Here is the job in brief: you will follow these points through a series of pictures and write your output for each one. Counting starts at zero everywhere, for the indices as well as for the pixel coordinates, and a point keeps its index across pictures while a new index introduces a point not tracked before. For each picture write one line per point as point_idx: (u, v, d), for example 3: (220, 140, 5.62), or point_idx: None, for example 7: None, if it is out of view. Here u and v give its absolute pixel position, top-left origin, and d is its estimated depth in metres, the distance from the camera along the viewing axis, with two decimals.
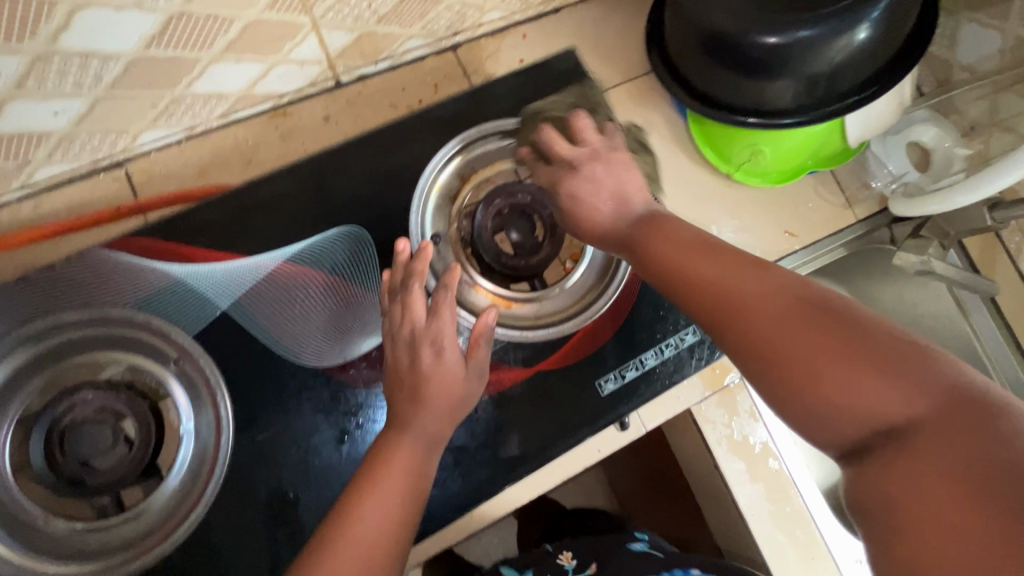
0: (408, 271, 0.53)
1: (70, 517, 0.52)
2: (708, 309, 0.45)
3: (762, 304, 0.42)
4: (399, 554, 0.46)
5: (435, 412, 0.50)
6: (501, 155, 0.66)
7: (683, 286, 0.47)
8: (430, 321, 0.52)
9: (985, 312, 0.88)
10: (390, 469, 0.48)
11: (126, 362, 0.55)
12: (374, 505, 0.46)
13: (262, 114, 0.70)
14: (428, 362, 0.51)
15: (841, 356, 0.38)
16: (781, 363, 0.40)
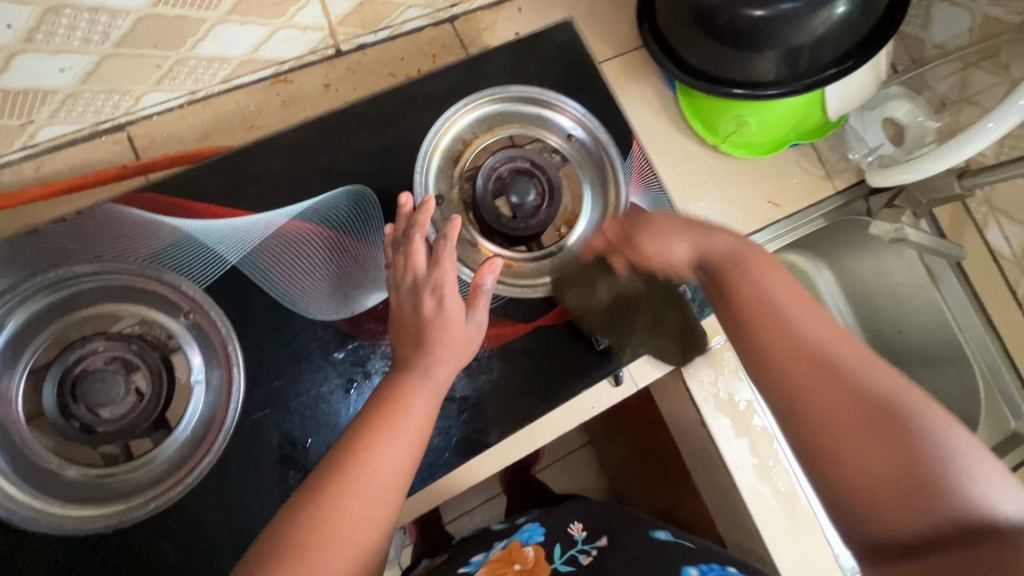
0: (411, 223, 0.55)
1: (85, 463, 0.54)
2: (767, 375, 0.47)
3: (837, 392, 0.44)
4: (401, 481, 0.47)
5: (435, 355, 0.52)
6: (501, 120, 0.68)
7: (760, 353, 0.49)
8: (431, 270, 0.54)
9: (954, 280, 0.94)
10: (398, 403, 0.49)
11: (137, 314, 0.57)
12: (379, 436, 0.47)
13: (263, 80, 0.71)
14: (431, 309, 0.52)
15: (901, 455, 0.41)
16: (831, 450, 0.43)
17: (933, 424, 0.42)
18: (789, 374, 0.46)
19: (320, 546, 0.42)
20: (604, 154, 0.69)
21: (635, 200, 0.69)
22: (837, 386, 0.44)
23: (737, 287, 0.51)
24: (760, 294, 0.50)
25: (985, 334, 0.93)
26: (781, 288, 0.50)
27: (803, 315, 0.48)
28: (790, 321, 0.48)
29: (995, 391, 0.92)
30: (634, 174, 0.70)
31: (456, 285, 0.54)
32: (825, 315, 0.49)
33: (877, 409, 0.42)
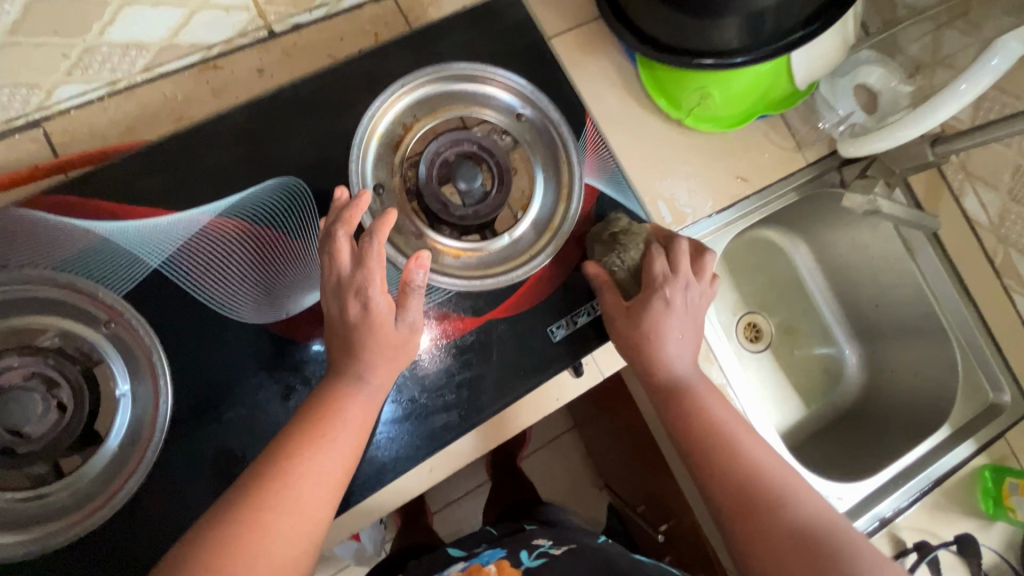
0: (338, 217, 0.51)
1: (5, 487, 0.50)
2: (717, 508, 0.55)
3: (737, 460, 0.55)
4: (331, 492, 0.46)
5: (371, 362, 0.50)
6: (444, 102, 0.64)
7: (697, 464, 0.57)
8: (356, 270, 0.50)
9: (931, 251, 0.90)
10: (334, 410, 0.48)
11: (54, 327, 0.53)
12: (307, 448, 0.46)
13: (189, 67, 0.66)
14: (356, 313, 0.49)
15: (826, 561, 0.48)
16: (741, 512, 0.53)
17: (794, 487, 0.54)
18: (725, 508, 0.54)
19: (238, 562, 0.40)
20: (557, 134, 0.65)
21: (590, 180, 0.65)
22: (718, 473, 0.55)
23: (692, 406, 0.58)
24: (707, 418, 0.58)
25: (964, 307, 0.90)
26: (687, 359, 0.60)
27: (719, 409, 0.59)
28: (713, 411, 0.58)
29: (973, 363, 0.90)
30: (588, 153, 0.66)
31: (385, 285, 0.50)
32: (733, 407, 0.60)
33: (749, 483, 0.54)
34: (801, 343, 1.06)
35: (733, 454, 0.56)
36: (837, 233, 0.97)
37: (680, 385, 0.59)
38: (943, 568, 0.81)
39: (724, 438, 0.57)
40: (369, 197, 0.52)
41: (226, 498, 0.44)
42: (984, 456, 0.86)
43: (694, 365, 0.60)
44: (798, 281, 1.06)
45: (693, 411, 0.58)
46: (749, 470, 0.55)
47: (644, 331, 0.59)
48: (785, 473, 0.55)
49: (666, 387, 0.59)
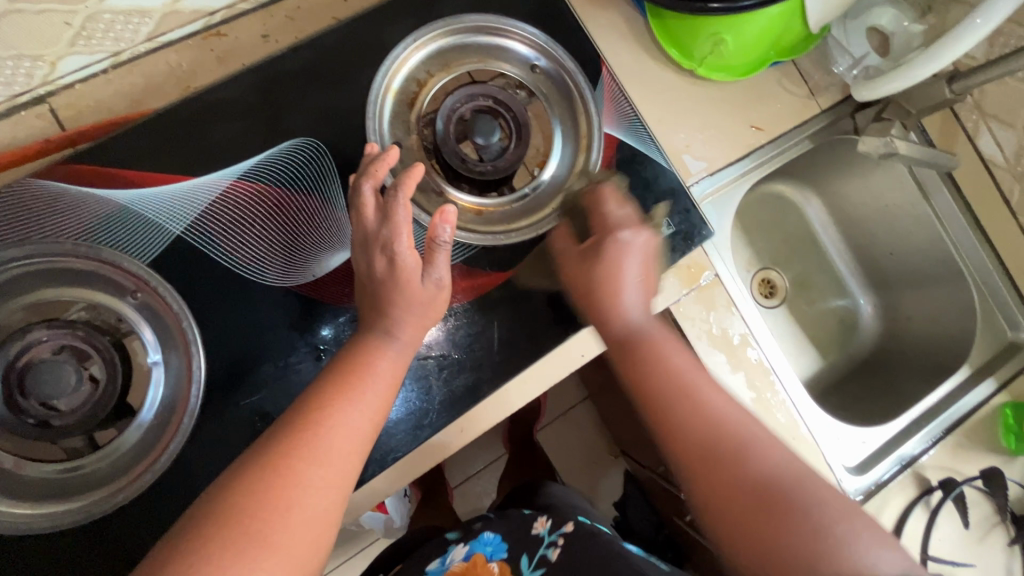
0: (365, 171, 0.51)
1: (44, 459, 0.50)
2: (653, 398, 0.57)
3: (698, 418, 0.55)
4: (359, 445, 0.46)
5: (397, 319, 0.50)
6: (458, 56, 0.63)
7: (651, 411, 0.57)
8: (381, 225, 0.50)
9: (947, 193, 0.90)
10: (365, 364, 0.48)
11: (81, 299, 0.52)
12: (337, 400, 0.46)
13: (192, 34, 0.65)
14: (382, 267, 0.50)
15: (795, 515, 0.49)
16: (703, 462, 0.53)
17: (776, 452, 0.54)
18: (684, 462, 0.54)
19: (263, 513, 0.40)
20: (572, 84, 0.64)
21: (609, 129, 0.64)
22: (659, 402, 0.56)
23: (674, 408, 0.56)
24: (666, 368, 0.57)
25: (981, 248, 0.90)
26: (637, 310, 0.60)
27: (677, 360, 0.58)
28: (667, 359, 0.58)
29: (991, 304, 0.90)
30: (606, 102, 0.65)
31: (411, 241, 0.50)
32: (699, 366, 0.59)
33: (695, 442, 0.54)
34: (814, 297, 1.07)
35: (721, 443, 0.53)
36: (850, 181, 0.97)
37: (641, 340, 0.59)
38: (968, 504, 0.82)
39: (674, 393, 0.56)
40: (396, 153, 0.52)
41: (255, 448, 0.44)
42: (1004, 393, 0.87)
43: (646, 318, 0.60)
44: (811, 236, 1.06)
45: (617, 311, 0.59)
46: (705, 425, 0.54)
47: (596, 275, 0.60)
48: (743, 425, 0.55)
49: (625, 345, 0.59)
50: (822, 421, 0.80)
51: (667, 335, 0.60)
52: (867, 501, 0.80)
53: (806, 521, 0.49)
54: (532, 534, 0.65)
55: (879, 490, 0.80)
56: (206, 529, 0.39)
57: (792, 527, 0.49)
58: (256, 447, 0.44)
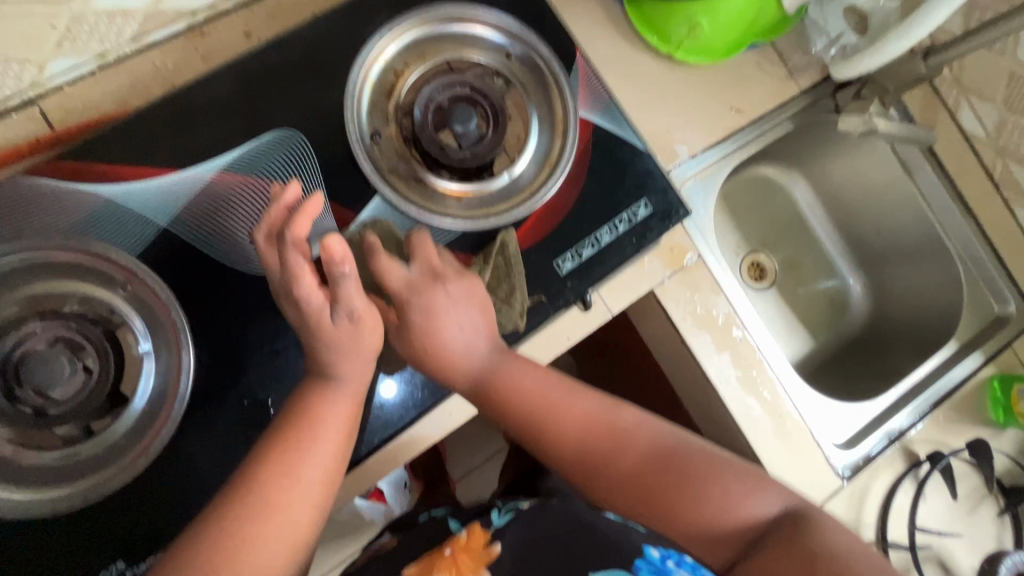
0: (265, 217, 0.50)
1: (42, 447, 0.52)
2: (525, 433, 0.57)
3: (572, 434, 0.56)
4: (325, 476, 0.49)
5: (343, 361, 0.51)
6: (434, 46, 0.64)
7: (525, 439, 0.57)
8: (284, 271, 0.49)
9: (930, 169, 0.90)
10: (314, 409, 0.50)
11: (74, 292, 0.54)
12: (299, 435, 0.49)
13: (175, 34, 0.66)
14: (295, 314, 0.50)
15: (676, 481, 0.54)
16: (597, 478, 0.55)
17: (650, 426, 0.57)
18: (579, 478, 0.56)
19: (236, 548, 0.44)
20: (548, 70, 0.65)
21: (585, 113, 0.65)
22: (540, 437, 0.56)
23: (542, 427, 0.56)
24: (524, 397, 0.56)
25: (965, 223, 0.90)
26: (474, 344, 0.56)
27: (529, 384, 0.57)
28: (523, 385, 0.57)
29: (976, 278, 0.90)
30: (581, 87, 0.66)
31: (314, 284, 0.49)
32: (554, 373, 0.59)
33: (581, 457, 0.55)
34: (804, 279, 1.08)
35: (594, 444, 0.56)
36: (833, 161, 0.98)
37: (476, 375, 0.57)
38: (957, 476, 0.82)
39: (540, 421, 0.56)
40: (296, 185, 0.49)
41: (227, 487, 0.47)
42: (991, 366, 0.87)
43: (487, 349, 0.57)
44: (800, 217, 1.07)
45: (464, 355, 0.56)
46: (589, 438, 0.56)
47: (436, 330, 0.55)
48: (620, 418, 0.57)
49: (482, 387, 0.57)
50: (809, 398, 0.81)
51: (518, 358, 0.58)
52: (856, 476, 0.80)
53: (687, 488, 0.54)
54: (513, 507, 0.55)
55: (867, 465, 0.81)
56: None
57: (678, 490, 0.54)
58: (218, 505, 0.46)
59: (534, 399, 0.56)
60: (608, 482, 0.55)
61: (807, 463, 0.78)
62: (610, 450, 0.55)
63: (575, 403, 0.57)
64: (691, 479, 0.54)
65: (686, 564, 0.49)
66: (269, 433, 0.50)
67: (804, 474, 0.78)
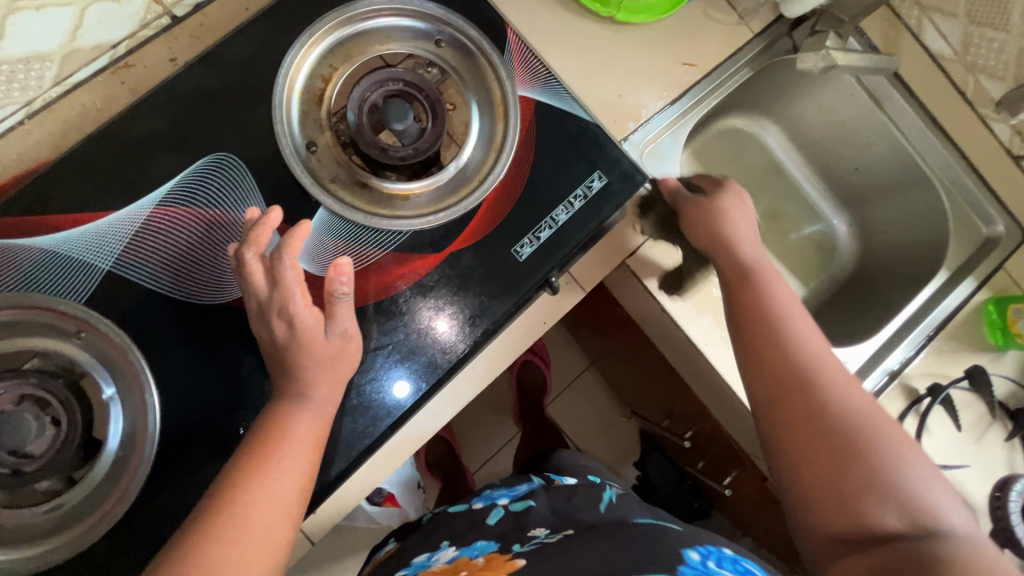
0: (245, 240, 0.52)
1: (20, 506, 0.52)
2: (786, 372, 0.55)
3: (834, 403, 0.52)
4: (289, 510, 0.48)
5: (307, 379, 0.52)
6: (360, 45, 0.62)
7: (746, 331, 0.59)
8: (272, 290, 0.51)
9: (899, 97, 0.86)
10: (268, 445, 0.49)
11: (30, 347, 0.53)
12: (256, 472, 0.48)
13: (99, 70, 0.65)
14: (282, 333, 0.51)
15: (847, 455, 0.49)
16: (831, 448, 0.49)
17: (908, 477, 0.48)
18: (803, 426, 0.51)
19: None
20: (480, 53, 0.63)
21: (524, 92, 0.63)
22: (776, 355, 0.56)
23: (779, 335, 0.57)
24: (803, 351, 0.56)
25: (943, 147, 0.87)
26: (748, 247, 0.65)
27: (807, 332, 0.57)
28: (799, 339, 0.57)
29: (961, 204, 0.87)
30: (516, 64, 0.63)
31: (307, 298, 0.52)
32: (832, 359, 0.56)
33: (818, 410, 0.52)
34: (790, 227, 1.05)
35: (840, 432, 0.50)
36: (801, 102, 0.94)
37: (768, 310, 0.59)
38: (959, 406, 0.81)
39: (807, 365, 0.55)
40: (279, 213, 0.53)
41: (179, 536, 0.45)
42: (985, 291, 0.85)
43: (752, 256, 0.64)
44: (774, 164, 1.04)
45: (760, 297, 0.60)
46: (843, 408, 0.52)
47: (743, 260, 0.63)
48: (888, 430, 0.50)
49: (753, 312, 0.59)
50: None
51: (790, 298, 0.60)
52: None
53: (888, 551, 0.44)
54: (527, 534, 0.60)
55: None
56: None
57: (879, 496, 0.47)
58: (187, 522, 0.45)
59: (809, 351, 0.56)
60: (816, 435, 0.51)
61: None
62: (861, 435, 0.50)
63: (851, 395, 0.53)
64: (871, 471, 0.48)
65: (726, 565, 0.49)
66: (239, 451, 0.50)
67: None
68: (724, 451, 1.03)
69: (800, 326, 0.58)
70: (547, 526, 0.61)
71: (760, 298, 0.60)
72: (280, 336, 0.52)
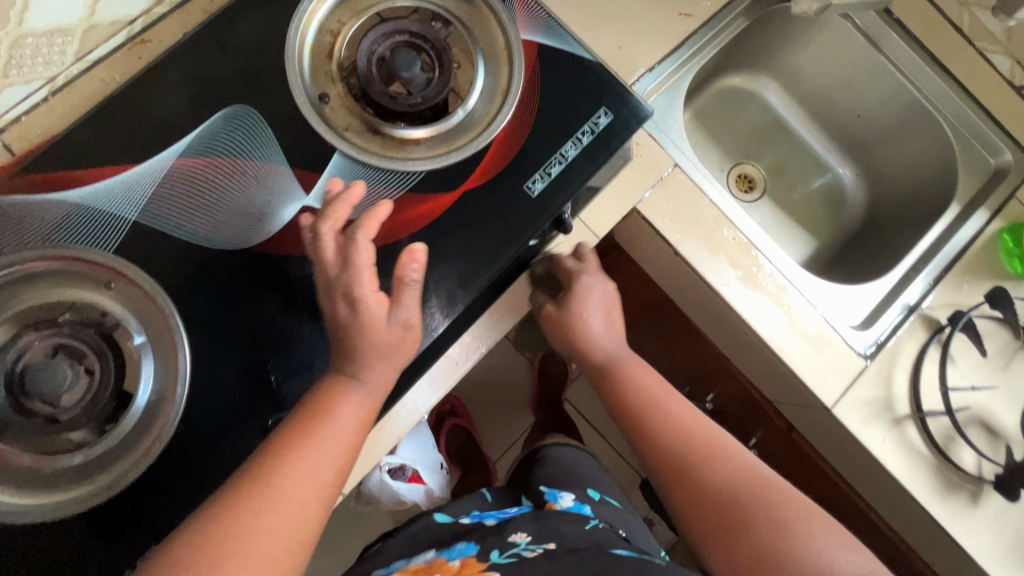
0: (324, 213, 0.53)
1: (59, 453, 0.53)
2: (673, 453, 0.68)
3: (706, 461, 0.67)
4: (325, 491, 0.50)
5: (363, 357, 0.53)
6: (366, 1, 0.64)
7: (635, 431, 0.71)
8: (342, 269, 0.52)
9: (895, 36, 0.87)
10: (316, 421, 0.50)
11: (63, 300, 0.55)
12: (301, 448, 0.49)
13: (117, 45, 0.67)
14: (346, 313, 0.52)
15: (737, 522, 0.62)
16: (731, 516, 0.63)
17: (790, 529, 0.60)
18: (706, 507, 0.64)
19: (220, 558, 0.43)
20: (482, 2, 0.65)
21: (527, 35, 0.65)
22: (659, 441, 0.69)
23: (650, 424, 0.70)
24: (669, 427, 0.70)
25: (944, 83, 0.87)
26: (608, 344, 0.74)
27: (677, 409, 0.72)
28: (668, 417, 0.71)
29: (967, 139, 0.87)
30: (518, 11, 0.66)
31: (374, 283, 0.52)
32: (700, 429, 0.70)
33: (706, 486, 0.65)
34: (795, 183, 1.06)
35: (729, 505, 0.63)
36: (796, 53, 0.96)
37: (639, 393, 0.72)
38: (983, 334, 0.80)
39: (686, 443, 0.68)
40: (361, 190, 0.55)
41: (222, 493, 0.47)
42: (998, 220, 0.84)
43: (615, 349, 0.75)
44: (776, 119, 1.06)
45: (621, 382, 0.73)
46: (721, 481, 0.65)
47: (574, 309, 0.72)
48: (757, 492, 0.64)
49: (621, 407, 0.73)
50: (811, 285, 0.81)
51: (639, 363, 0.75)
52: (877, 357, 0.78)
53: None
54: (508, 542, 0.63)
55: (888, 342, 0.79)
56: (192, 548, 0.43)
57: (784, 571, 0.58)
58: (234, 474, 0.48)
59: (680, 424, 0.70)
60: (728, 516, 0.63)
61: (825, 349, 0.76)
62: (729, 500, 0.64)
63: (723, 463, 0.67)
64: (761, 532, 0.61)
65: None
66: (286, 422, 0.51)
67: (826, 362, 0.76)
68: (749, 411, 1.02)
69: (670, 406, 0.72)
70: (528, 535, 0.64)
71: (626, 391, 0.73)
72: (340, 315, 0.52)
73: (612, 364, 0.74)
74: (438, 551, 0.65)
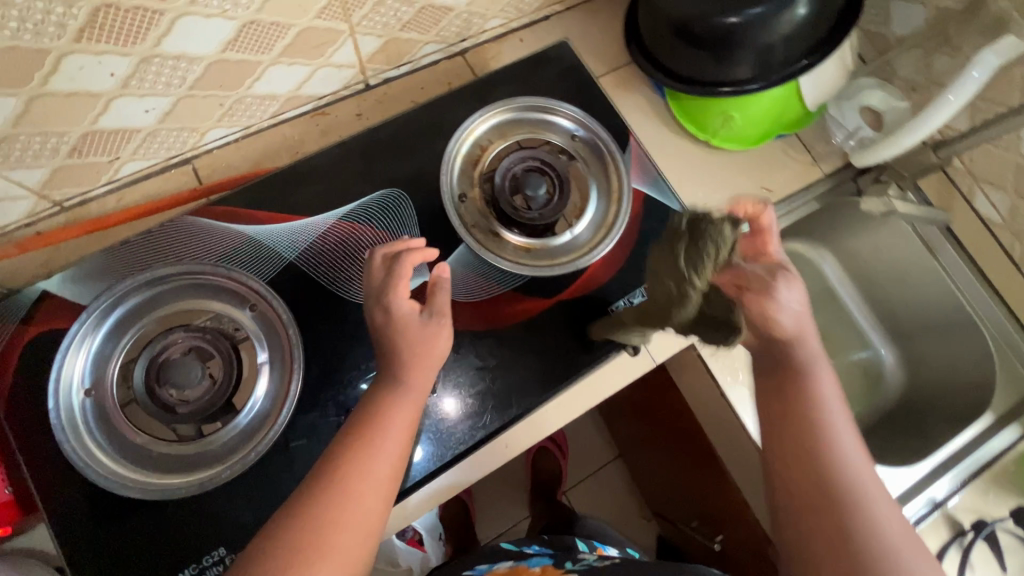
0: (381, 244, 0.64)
1: (165, 440, 0.61)
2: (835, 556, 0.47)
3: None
4: (388, 481, 0.53)
5: (403, 364, 0.56)
6: (513, 128, 0.78)
7: (794, 497, 0.51)
8: (385, 278, 0.60)
9: (955, 253, 0.98)
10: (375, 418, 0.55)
11: (210, 309, 0.65)
12: (361, 446, 0.53)
13: (304, 112, 0.83)
14: (380, 317, 0.58)
15: None
16: None
17: None
18: None
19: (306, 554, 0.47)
20: (606, 151, 0.78)
21: (637, 185, 0.77)
22: (826, 498, 0.50)
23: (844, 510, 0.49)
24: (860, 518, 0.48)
25: (998, 307, 0.96)
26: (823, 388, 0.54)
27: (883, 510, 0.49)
28: (867, 488, 0.50)
29: (1011, 359, 0.94)
30: (633, 164, 0.78)
31: (407, 292, 0.59)
32: (885, 530, 0.48)
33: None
34: (839, 350, 1.12)
35: None
36: (857, 240, 1.07)
37: (795, 370, 0.55)
38: (1004, 549, 0.82)
39: (859, 554, 0.47)
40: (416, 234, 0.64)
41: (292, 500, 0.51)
42: None
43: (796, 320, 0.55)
44: (829, 289, 1.14)
45: (801, 428, 0.53)
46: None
47: (797, 354, 0.55)
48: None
49: (773, 368, 0.56)
50: None
51: (823, 398, 0.54)
52: None
53: None
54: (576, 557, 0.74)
55: None
56: (276, 545, 0.47)
57: None
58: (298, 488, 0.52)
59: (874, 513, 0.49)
60: None
61: None
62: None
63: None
64: None
65: None
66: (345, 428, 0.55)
67: None
68: (753, 563, 1.01)
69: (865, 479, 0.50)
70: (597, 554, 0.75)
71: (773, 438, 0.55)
72: (377, 321, 0.58)
73: (776, 371, 0.56)
74: (514, 560, 0.74)
